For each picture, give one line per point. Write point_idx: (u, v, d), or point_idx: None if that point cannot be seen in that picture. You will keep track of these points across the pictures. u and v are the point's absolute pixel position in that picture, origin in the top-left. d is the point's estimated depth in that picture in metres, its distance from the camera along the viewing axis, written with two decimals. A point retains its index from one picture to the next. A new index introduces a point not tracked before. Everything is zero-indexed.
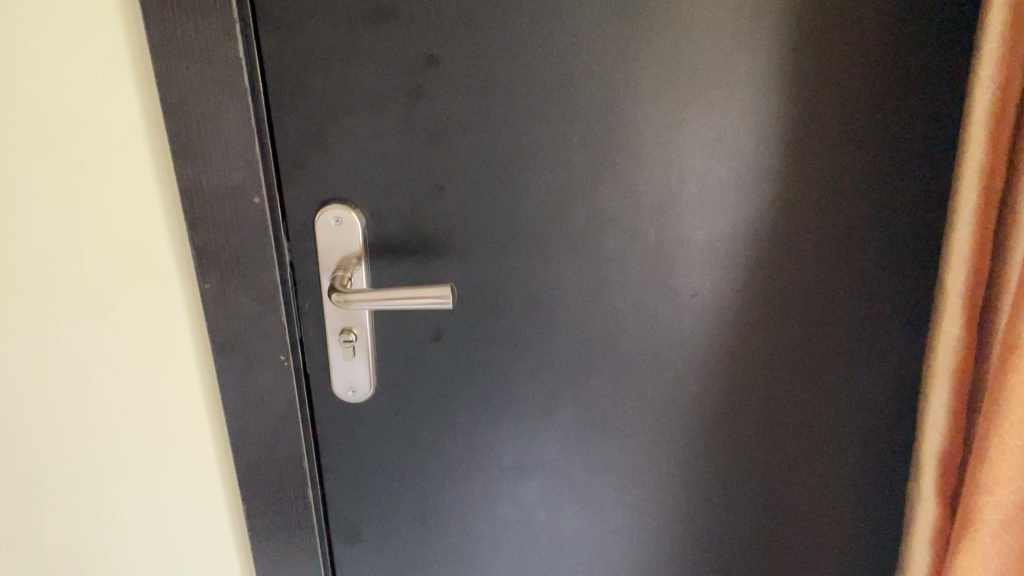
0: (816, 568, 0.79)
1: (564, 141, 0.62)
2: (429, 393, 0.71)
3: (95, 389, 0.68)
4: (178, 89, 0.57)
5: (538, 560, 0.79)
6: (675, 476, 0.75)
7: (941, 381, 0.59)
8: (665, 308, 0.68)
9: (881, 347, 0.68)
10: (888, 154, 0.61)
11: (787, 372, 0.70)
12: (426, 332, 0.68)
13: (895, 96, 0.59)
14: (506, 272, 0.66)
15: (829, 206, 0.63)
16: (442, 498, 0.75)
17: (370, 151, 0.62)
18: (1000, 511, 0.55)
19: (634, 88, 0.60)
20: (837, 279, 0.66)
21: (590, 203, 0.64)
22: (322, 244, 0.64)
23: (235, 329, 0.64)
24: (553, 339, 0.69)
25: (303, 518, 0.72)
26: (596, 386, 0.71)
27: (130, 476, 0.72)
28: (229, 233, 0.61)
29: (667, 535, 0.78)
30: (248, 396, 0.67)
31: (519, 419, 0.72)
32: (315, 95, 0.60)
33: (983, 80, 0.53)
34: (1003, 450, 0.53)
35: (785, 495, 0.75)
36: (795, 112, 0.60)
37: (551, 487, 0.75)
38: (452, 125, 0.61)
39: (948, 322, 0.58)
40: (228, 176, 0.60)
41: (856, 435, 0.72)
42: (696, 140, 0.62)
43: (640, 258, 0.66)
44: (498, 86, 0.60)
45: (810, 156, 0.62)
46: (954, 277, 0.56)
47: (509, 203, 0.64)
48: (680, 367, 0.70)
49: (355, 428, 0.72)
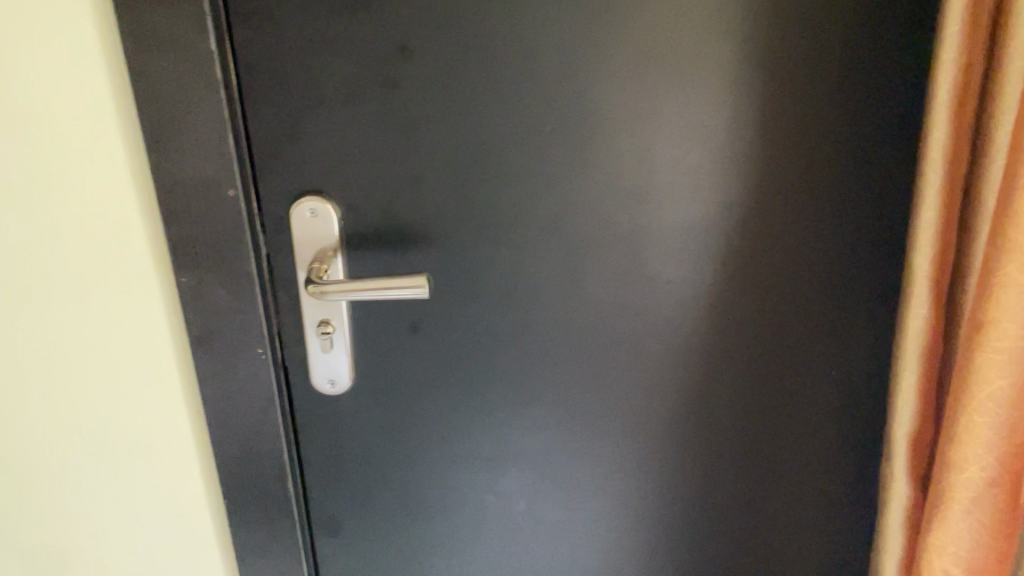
0: (794, 556, 0.79)
1: (539, 132, 0.62)
2: (409, 384, 0.71)
3: (74, 383, 0.69)
4: (150, 82, 0.57)
5: (519, 550, 0.80)
6: (653, 465, 0.75)
7: (908, 365, 0.59)
8: (641, 297, 0.68)
9: (852, 331, 0.69)
10: (852, 137, 0.63)
11: (761, 359, 0.70)
12: (404, 323, 0.69)
13: (858, 80, 0.61)
14: (483, 264, 0.66)
15: (798, 190, 0.64)
16: (423, 487, 0.76)
17: (345, 143, 0.62)
18: (971, 490, 0.55)
19: (607, 78, 0.60)
20: (808, 264, 0.67)
21: (565, 194, 0.64)
22: (298, 236, 0.64)
23: (212, 321, 0.65)
24: (530, 330, 0.69)
25: (285, 506, 0.73)
26: (574, 376, 0.71)
27: (109, 469, 0.72)
28: (204, 225, 0.61)
29: (646, 524, 0.78)
30: (227, 387, 0.67)
31: (498, 409, 0.72)
32: (289, 87, 0.60)
33: (944, 63, 0.52)
34: (972, 427, 0.54)
35: (762, 482, 0.76)
36: (763, 99, 0.61)
37: (531, 477, 0.76)
38: (427, 116, 0.61)
39: (915, 306, 0.58)
40: (201, 169, 0.60)
41: (831, 419, 0.73)
42: (668, 129, 0.62)
43: (616, 247, 0.66)
44: (472, 77, 0.60)
45: (778, 141, 0.63)
46: (921, 261, 0.56)
47: (484, 195, 0.64)
48: (657, 355, 0.70)
49: (335, 419, 0.72)
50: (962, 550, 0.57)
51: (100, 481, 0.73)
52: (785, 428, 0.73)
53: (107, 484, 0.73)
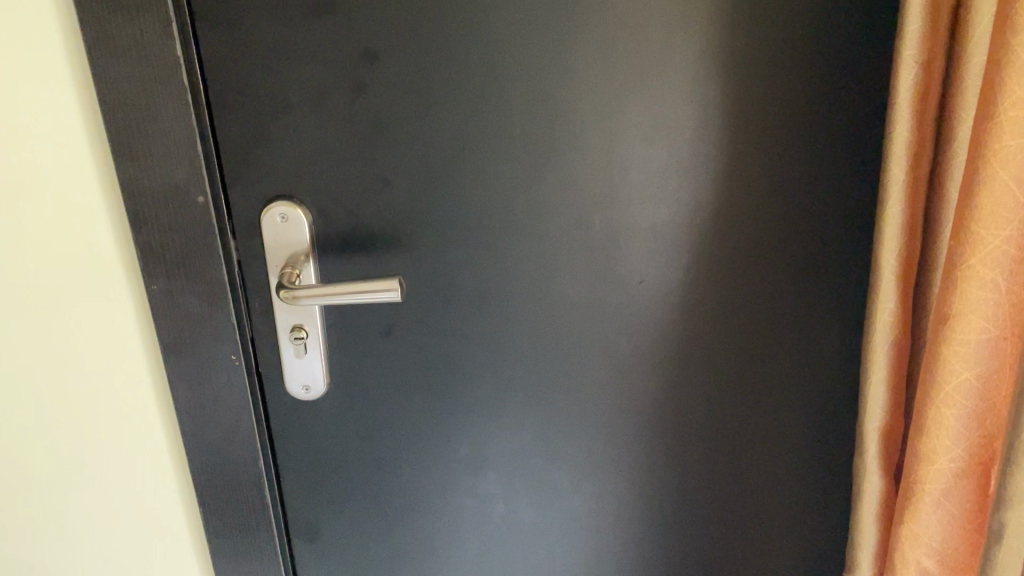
0: (771, 552, 0.80)
1: (508, 133, 0.62)
2: (383, 388, 0.71)
3: (45, 395, 0.68)
4: (116, 88, 0.57)
5: (497, 551, 0.80)
6: (630, 464, 0.76)
7: (878, 359, 0.60)
8: (613, 297, 0.68)
9: (823, 326, 0.70)
10: (819, 134, 0.63)
11: (734, 356, 0.71)
12: (378, 327, 0.68)
13: (823, 78, 0.61)
14: (456, 266, 0.66)
15: (766, 188, 0.65)
16: (400, 491, 0.76)
17: (314, 148, 0.62)
18: (942, 481, 0.56)
19: (574, 79, 0.61)
20: (777, 261, 0.67)
21: (535, 195, 0.64)
22: (269, 242, 0.64)
23: (184, 329, 0.64)
24: (504, 332, 0.69)
25: (262, 513, 0.73)
26: (549, 377, 0.71)
27: (83, 482, 0.71)
28: (173, 232, 0.61)
29: (624, 523, 0.79)
30: (200, 395, 0.67)
31: (473, 412, 0.72)
32: (257, 92, 0.60)
33: (906, 60, 0.53)
34: (940, 419, 0.55)
35: (737, 479, 0.76)
36: (730, 98, 0.62)
37: (508, 478, 0.76)
38: (395, 119, 0.61)
39: (883, 300, 0.58)
40: (170, 176, 0.59)
41: (804, 413, 0.73)
42: (636, 129, 0.62)
43: (587, 248, 0.66)
44: (440, 80, 0.60)
45: (745, 139, 0.63)
46: (888, 256, 0.57)
47: (455, 197, 0.64)
48: (632, 354, 0.71)
49: (310, 425, 0.72)
50: (934, 541, 0.58)
51: (74, 494, 0.72)
52: (759, 424, 0.74)
53: (81, 497, 0.72)
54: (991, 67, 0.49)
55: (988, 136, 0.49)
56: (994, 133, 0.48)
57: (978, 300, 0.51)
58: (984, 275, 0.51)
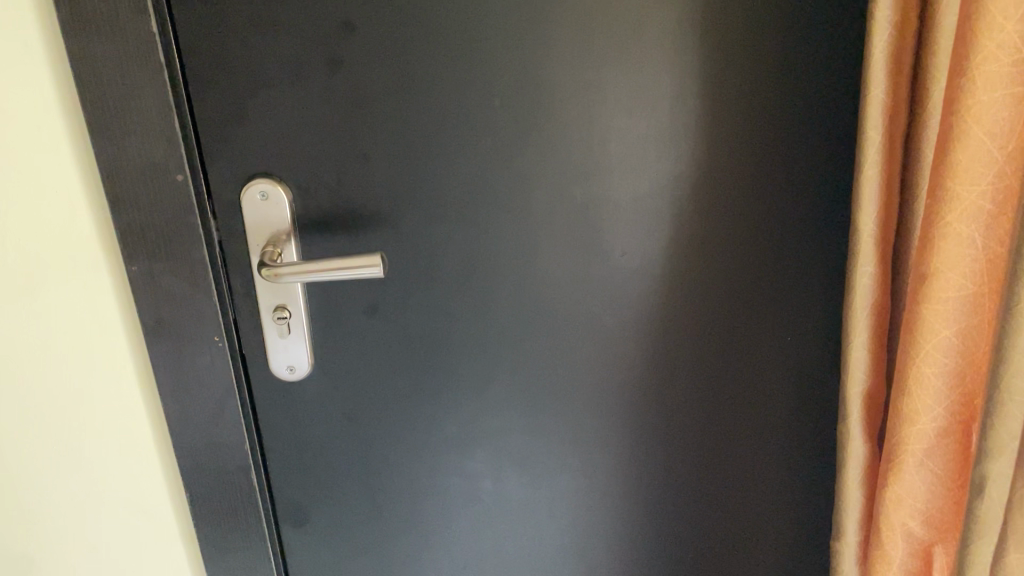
0: (759, 524, 0.81)
1: (488, 107, 0.62)
2: (369, 368, 0.71)
3: (24, 382, 0.67)
4: (92, 66, 0.56)
5: (487, 531, 0.80)
6: (617, 439, 0.76)
7: (859, 323, 0.60)
8: (597, 270, 0.69)
9: (804, 295, 0.70)
10: (796, 103, 0.64)
11: (718, 327, 0.71)
12: (362, 305, 0.68)
13: (799, 46, 0.62)
14: (438, 241, 0.66)
15: (746, 156, 0.65)
16: (388, 471, 0.76)
17: (294, 124, 0.62)
18: (923, 440, 0.57)
19: (552, 52, 0.61)
20: (758, 230, 0.68)
21: (516, 169, 0.64)
22: (250, 221, 0.63)
23: (166, 311, 0.64)
24: (489, 308, 0.69)
25: (250, 496, 0.73)
26: (535, 353, 0.72)
27: (69, 471, 0.71)
28: (153, 212, 0.61)
29: (612, 499, 0.79)
30: (184, 378, 0.67)
31: (460, 390, 0.73)
32: (233, 69, 0.60)
33: (880, 21, 0.53)
34: (921, 379, 0.55)
35: (723, 451, 0.77)
36: (709, 67, 0.62)
37: (496, 455, 0.76)
38: (374, 94, 0.61)
39: (862, 264, 0.59)
40: (149, 154, 0.59)
41: (787, 383, 0.74)
42: (616, 100, 0.63)
43: (569, 222, 0.66)
44: (418, 54, 0.60)
45: (725, 108, 0.63)
46: (865, 220, 0.57)
47: (436, 174, 0.64)
48: (615, 328, 0.71)
49: (295, 406, 0.72)
50: (918, 502, 0.59)
51: (57, 483, 0.72)
52: (743, 394, 0.74)
53: (65, 485, 0.72)
54: (962, 26, 0.49)
55: (961, 94, 0.49)
56: (967, 91, 0.49)
57: (955, 258, 0.52)
58: (961, 233, 0.51)
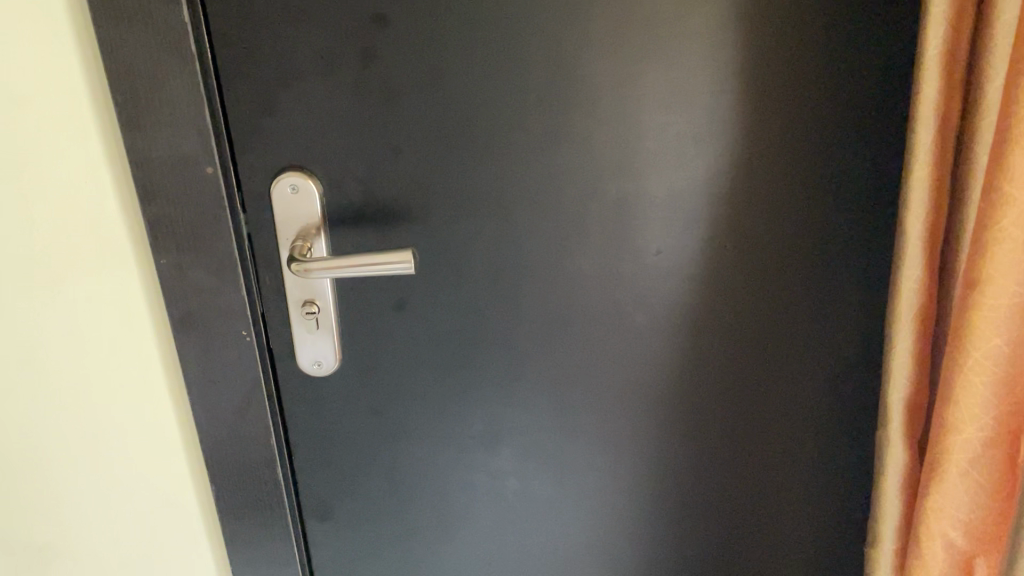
0: (788, 527, 0.79)
1: (523, 101, 0.61)
2: (396, 364, 0.70)
3: (51, 373, 0.67)
4: (122, 57, 0.55)
5: (512, 529, 0.79)
6: (646, 439, 0.75)
7: (902, 327, 0.59)
8: (630, 268, 0.67)
9: (843, 295, 0.69)
10: (840, 98, 0.62)
11: (753, 328, 0.70)
12: (391, 300, 0.67)
13: (846, 40, 0.60)
14: (468, 238, 0.65)
15: (788, 155, 0.63)
16: (413, 468, 0.75)
17: (324, 117, 0.60)
18: (969, 450, 0.55)
19: (589, 43, 0.59)
20: (797, 229, 0.66)
21: (549, 165, 0.63)
22: (279, 214, 0.62)
23: (194, 304, 0.63)
24: (519, 306, 0.68)
25: (275, 491, 0.72)
26: (565, 351, 0.70)
27: (95, 463, 0.71)
28: (182, 205, 0.60)
29: (639, 500, 0.78)
30: (210, 372, 0.66)
31: (488, 388, 0.72)
32: (264, 59, 0.58)
33: (935, 17, 0.51)
34: (967, 387, 0.54)
35: (754, 454, 0.75)
36: (750, 60, 0.60)
37: (523, 454, 0.75)
38: (406, 86, 0.60)
39: (908, 267, 0.57)
40: (178, 145, 0.58)
41: (821, 387, 0.72)
42: (655, 94, 0.61)
43: (604, 219, 0.65)
44: (453, 45, 0.59)
45: (766, 104, 0.62)
46: (913, 222, 0.56)
47: (468, 169, 0.63)
48: (646, 328, 0.69)
49: (322, 402, 0.71)
50: (961, 512, 0.57)
51: (83, 475, 0.71)
52: (777, 396, 0.73)
53: (91, 477, 0.71)
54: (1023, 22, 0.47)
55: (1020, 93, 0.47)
56: None
57: (1007, 264, 0.50)
58: (1013, 239, 0.49)
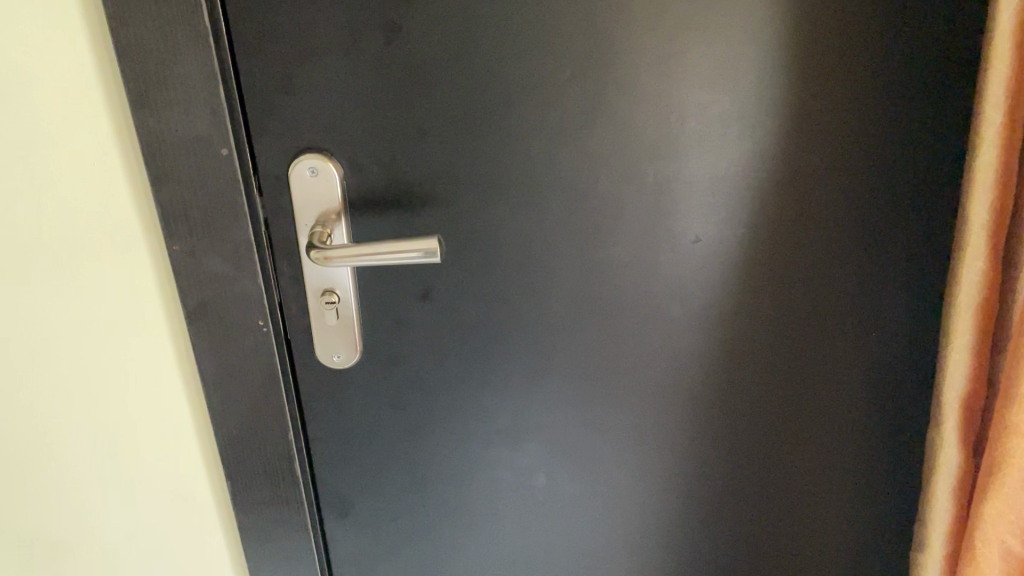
0: (826, 527, 0.76)
1: (556, 78, 0.57)
2: (419, 356, 0.67)
3: (60, 364, 0.64)
4: (131, 32, 0.52)
5: (537, 527, 0.76)
6: (678, 436, 0.71)
7: (962, 321, 0.55)
8: (666, 257, 0.64)
9: (892, 286, 0.65)
10: (897, 76, 0.58)
11: (794, 320, 0.66)
12: (414, 290, 0.64)
13: (907, 14, 0.56)
14: (496, 224, 0.62)
15: (837, 137, 0.59)
16: (436, 463, 0.72)
17: (346, 95, 0.57)
18: None
19: (627, 16, 0.55)
20: (844, 217, 0.62)
21: (582, 147, 0.59)
22: (297, 198, 0.59)
23: (208, 293, 0.60)
24: (548, 296, 0.65)
25: (292, 487, 0.69)
26: (595, 343, 0.67)
27: (108, 456, 0.68)
28: (195, 189, 0.57)
29: (670, 498, 0.74)
30: (225, 363, 0.63)
31: (515, 380, 0.68)
32: (283, 34, 0.55)
33: None
34: None
35: (791, 451, 0.72)
36: (798, 35, 0.56)
37: (548, 451, 0.72)
38: (433, 63, 0.56)
39: (971, 257, 0.54)
40: (191, 126, 0.55)
41: (866, 382, 0.69)
42: (697, 72, 0.57)
43: (639, 205, 0.61)
44: (483, 19, 0.55)
45: (814, 83, 0.58)
46: (976, 208, 0.52)
47: (496, 151, 0.59)
48: (682, 319, 0.66)
49: (341, 394, 0.68)
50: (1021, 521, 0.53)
51: (95, 468, 0.69)
52: (817, 392, 0.69)
53: (104, 471, 0.69)
54: None
55: None
56: None
57: None
58: None
